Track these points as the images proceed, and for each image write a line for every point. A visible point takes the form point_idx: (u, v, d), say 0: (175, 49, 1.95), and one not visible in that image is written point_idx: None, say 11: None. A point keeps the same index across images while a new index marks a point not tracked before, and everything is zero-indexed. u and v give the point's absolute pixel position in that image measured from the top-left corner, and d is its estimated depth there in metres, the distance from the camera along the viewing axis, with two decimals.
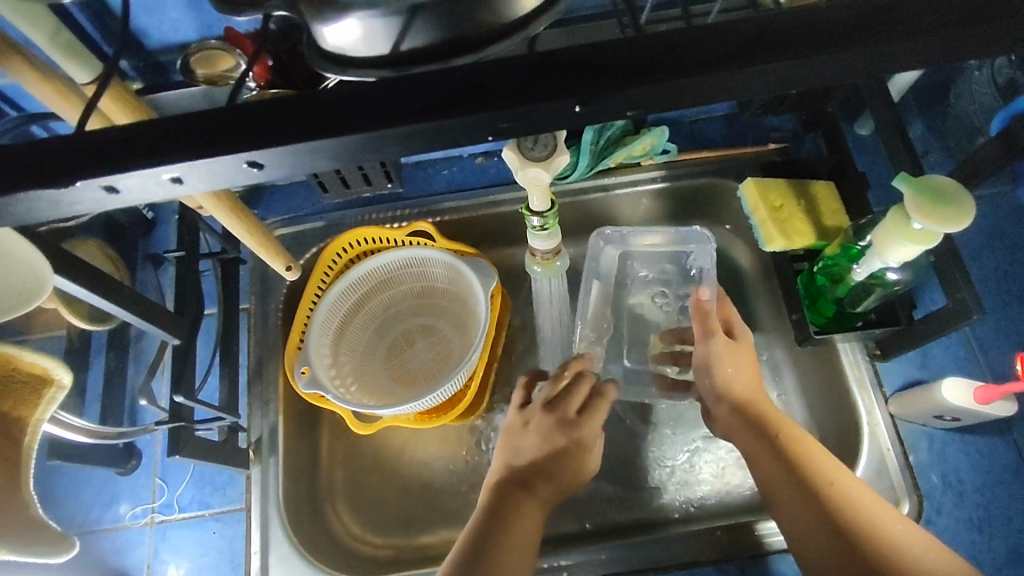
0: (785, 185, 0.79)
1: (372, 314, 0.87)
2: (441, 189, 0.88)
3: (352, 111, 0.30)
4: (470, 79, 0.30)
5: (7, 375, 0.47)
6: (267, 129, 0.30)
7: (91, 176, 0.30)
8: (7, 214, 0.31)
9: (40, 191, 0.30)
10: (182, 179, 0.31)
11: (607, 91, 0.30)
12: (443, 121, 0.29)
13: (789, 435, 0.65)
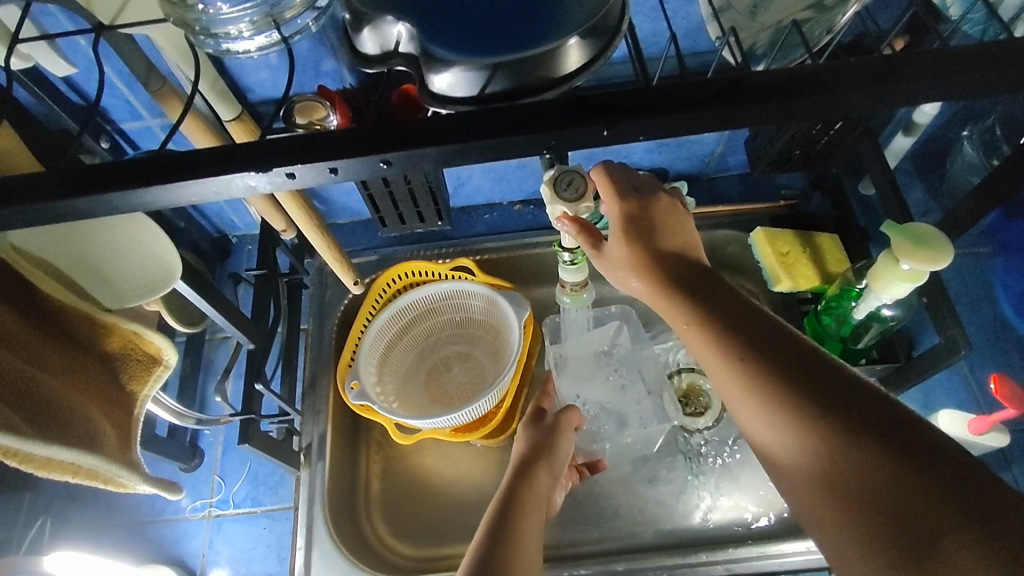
0: (793, 235, 0.87)
1: (415, 340, 0.96)
2: (483, 232, 0.99)
3: (439, 129, 0.37)
4: (528, 110, 0.37)
5: (126, 354, 0.55)
6: (392, 136, 0.37)
7: (269, 166, 0.36)
8: (192, 191, 0.37)
9: (231, 175, 0.37)
10: (335, 172, 0.38)
11: (628, 118, 0.37)
12: (507, 137, 0.36)
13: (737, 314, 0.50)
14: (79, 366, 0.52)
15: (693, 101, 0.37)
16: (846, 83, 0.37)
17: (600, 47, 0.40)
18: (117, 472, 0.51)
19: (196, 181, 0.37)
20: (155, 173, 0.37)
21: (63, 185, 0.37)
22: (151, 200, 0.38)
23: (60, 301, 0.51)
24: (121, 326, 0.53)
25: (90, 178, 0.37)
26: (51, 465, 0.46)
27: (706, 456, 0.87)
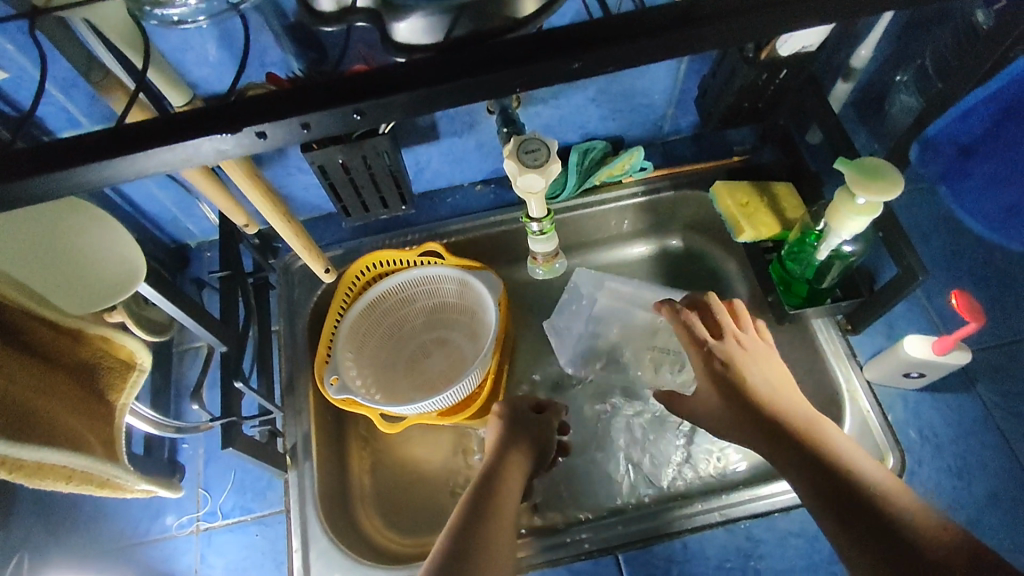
0: (751, 186, 0.90)
1: (391, 330, 0.95)
2: (447, 214, 0.98)
3: (409, 77, 0.37)
4: (495, 51, 0.37)
5: (96, 364, 0.54)
6: (362, 89, 0.37)
7: (240, 126, 0.38)
8: (169, 156, 0.39)
9: (206, 138, 0.38)
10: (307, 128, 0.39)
11: (595, 49, 0.37)
12: (480, 77, 0.37)
13: (755, 401, 0.68)
14: (51, 379, 0.50)
15: (655, 29, 0.38)
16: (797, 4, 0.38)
17: None
18: (112, 472, 0.53)
19: (173, 144, 0.38)
20: (131, 144, 0.38)
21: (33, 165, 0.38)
22: (126, 170, 0.39)
23: (22, 310, 0.48)
24: (88, 331, 0.53)
25: (55, 157, 0.39)
26: (40, 474, 0.47)
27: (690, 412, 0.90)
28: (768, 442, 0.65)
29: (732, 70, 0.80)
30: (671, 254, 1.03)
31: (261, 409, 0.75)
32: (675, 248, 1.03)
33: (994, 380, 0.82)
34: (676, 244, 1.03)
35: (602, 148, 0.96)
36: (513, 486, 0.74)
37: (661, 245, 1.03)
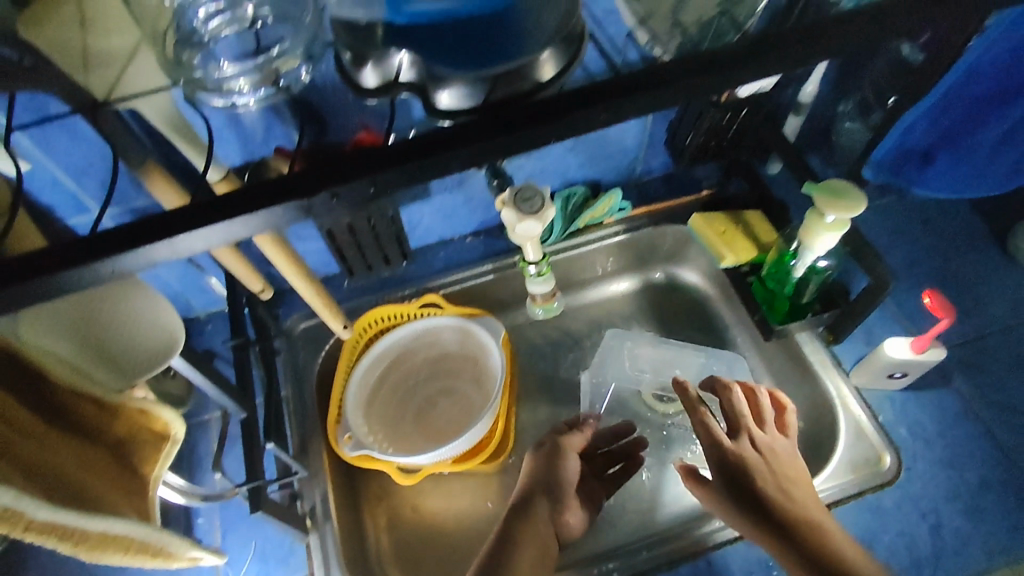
0: (725, 216, 0.97)
1: (397, 384, 0.97)
2: (441, 268, 1.03)
3: (457, 138, 0.42)
4: (531, 109, 0.43)
5: (133, 438, 0.54)
6: (419, 149, 0.41)
7: (318, 189, 0.41)
8: (242, 229, 0.41)
9: (285, 205, 0.40)
10: (373, 187, 0.42)
11: (614, 97, 0.43)
12: (520, 133, 0.42)
13: (765, 499, 0.66)
14: (91, 454, 0.50)
15: (661, 80, 0.44)
16: (771, 55, 0.45)
17: (570, 55, 0.45)
18: (169, 539, 0.53)
19: (252, 214, 0.40)
20: (203, 218, 0.40)
21: (98, 246, 0.39)
22: (198, 244, 0.41)
23: (72, 389, 0.50)
24: (125, 405, 0.53)
25: (89, 247, 0.39)
26: (103, 546, 0.47)
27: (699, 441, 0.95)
28: (781, 543, 0.64)
29: (697, 113, 0.88)
30: (656, 288, 1.10)
31: (290, 466, 0.76)
32: (659, 283, 1.10)
33: (968, 373, 0.88)
34: (659, 277, 1.10)
35: (582, 193, 1.03)
36: (530, 543, 0.74)
37: (645, 279, 1.10)
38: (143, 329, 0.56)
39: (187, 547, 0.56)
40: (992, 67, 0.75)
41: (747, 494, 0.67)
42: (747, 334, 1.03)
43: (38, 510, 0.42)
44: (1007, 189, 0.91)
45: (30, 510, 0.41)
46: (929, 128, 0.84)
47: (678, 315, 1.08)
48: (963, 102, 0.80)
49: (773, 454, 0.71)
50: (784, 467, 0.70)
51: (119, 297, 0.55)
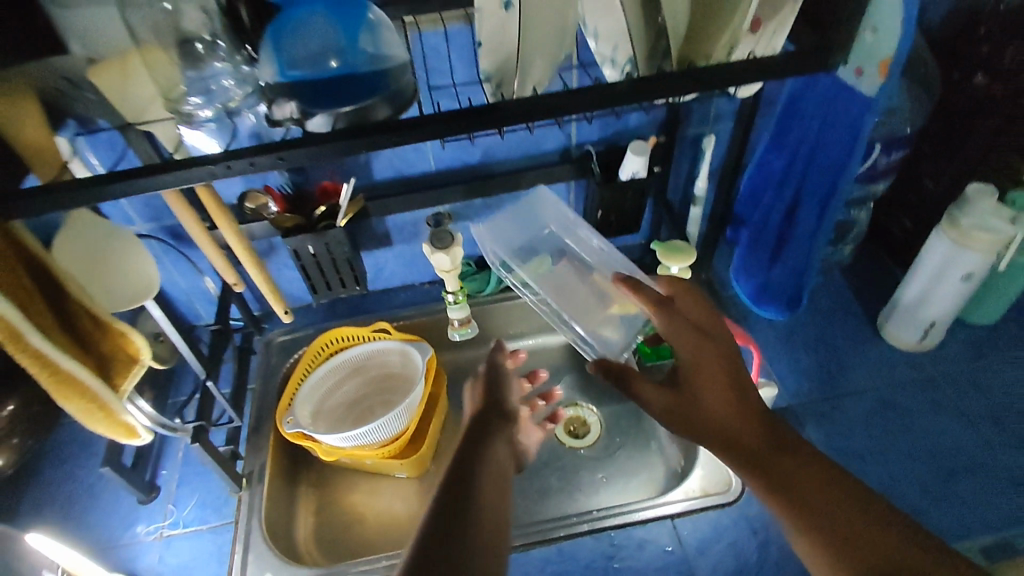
0: None
1: (346, 393, 1.18)
2: (399, 305, 1.27)
3: (306, 142, 0.62)
4: (358, 130, 0.63)
5: (116, 359, 0.78)
6: (281, 147, 0.61)
7: (218, 160, 0.61)
8: (161, 180, 0.61)
9: (195, 170, 0.61)
10: (255, 164, 0.62)
11: (412, 127, 0.63)
12: (342, 139, 0.62)
13: (729, 427, 0.66)
14: (83, 356, 0.73)
15: (452, 114, 0.64)
16: (542, 106, 0.66)
17: (400, 107, 0.66)
18: (118, 407, 0.74)
19: (171, 173, 0.61)
20: (139, 174, 0.61)
21: (69, 187, 0.60)
22: (134, 190, 0.61)
23: (79, 303, 0.73)
24: (113, 326, 0.76)
25: (61, 193, 0.60)
26: (66, 390, 0.69)
27: (592, 470, 1.12)
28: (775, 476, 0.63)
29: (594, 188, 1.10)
30: None
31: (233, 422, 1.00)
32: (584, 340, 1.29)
33: (820, 423, 1.01)
34: None
35: None
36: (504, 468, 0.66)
37: None
38: (133, 278, 0.78)
39: (123, 413, 0.75)
40: (775, 159, 1.01)
41: (711, 422, 0.67)
42: None
43: (34, 335, 0.63)
44: (794, 293, 1.11)
45: (28, 334, 0.63)
46: (745, 210, 1.12)
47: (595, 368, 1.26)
48: (764, 189, 1.06)
49: (717, 363, 0.69)
50: (725, 384, 0.68)
51: (111, 239, 0.77)
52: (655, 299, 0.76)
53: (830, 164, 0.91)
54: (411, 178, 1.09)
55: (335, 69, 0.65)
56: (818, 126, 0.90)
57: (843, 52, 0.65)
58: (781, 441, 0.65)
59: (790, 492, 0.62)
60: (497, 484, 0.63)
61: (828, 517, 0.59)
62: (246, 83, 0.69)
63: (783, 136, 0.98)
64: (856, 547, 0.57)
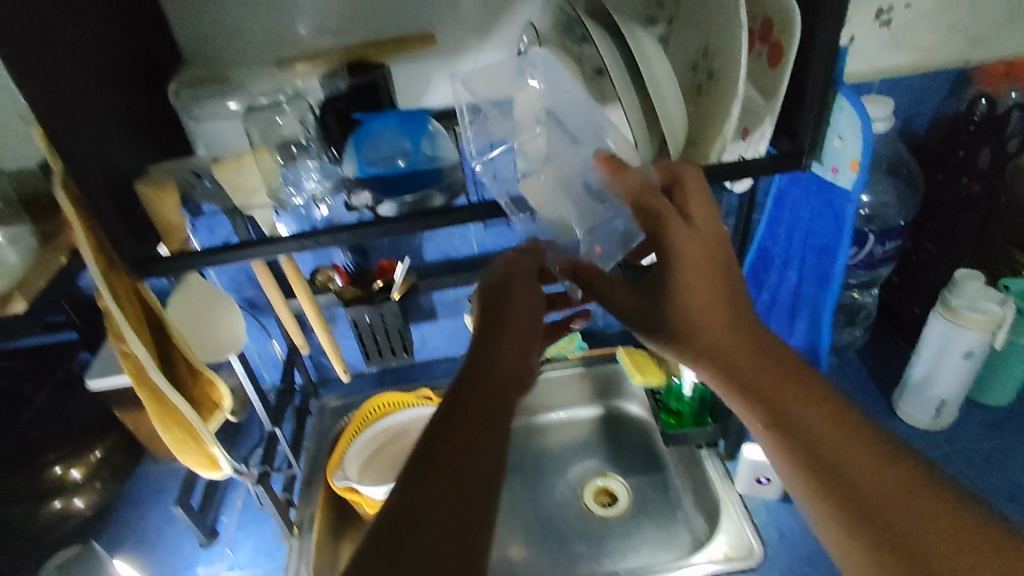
0: (647, 351, 1.21)
1: (388, 454, 1.28)
2: (440, 376, 1.39)
3: (375, 223, 0.78)
4: (416, 214, 0.78)
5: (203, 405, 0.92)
6: (356, 226, 0.77)
7: (305, 237, 0.77)
8: (260, 252, 0.77)
9: (286, 245, 0.77)
10: (334, 240, 0.78)
11: (460, 210, 0.78)
12: (404, 221, 0.78)
13: (711, 324, 0.68)
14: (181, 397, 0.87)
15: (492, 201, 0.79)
16: None
17: (451, 196, 0.83)
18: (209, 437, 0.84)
19: (268, 247, 0.77)
20: (243, 247, 0.77)
21: (190, 257, 0.77)
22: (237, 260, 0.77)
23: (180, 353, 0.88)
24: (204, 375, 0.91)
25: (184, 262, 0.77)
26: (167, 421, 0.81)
27: (618, 536, 1.17)
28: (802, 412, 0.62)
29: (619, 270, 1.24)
30: (612, 417, 1.38)
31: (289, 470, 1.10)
32: (612, 414, 1.38)
33: None
34: (615, 408, 1.38)
35: None
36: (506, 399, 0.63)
37: (603, 409, 1.38)
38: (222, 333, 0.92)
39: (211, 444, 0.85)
40: (773, 247, 1.04)
41: (695, 316, 0.68)
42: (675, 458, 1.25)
43: (155, 371, 0.74)
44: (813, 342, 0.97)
45: (150, 370, 0.75)
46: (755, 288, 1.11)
47: (622, 441, 1.34)
48: (766, 272, 1.07)
49: (707, 291, 0.68)
50: (720, 306, 0.68)
51: (203, 300, 0.91)
52: (647, 207, 0.73)
53: (822, 251, 0.91)
54: (458, 261, 1.26)
55: (402, 167, 0.81)
56: (804, 216, 0.92)
57: (812, 151, 0.79)
58: (756, 347, 0.66)
59: (766, 398, 0.63)
60: (485, 428, 0.61)
61: (795, 422, 0.61)
62: (330, 176, 0.86)
63: (778, 227, 1.00)
64: (819, 454, 0.59)
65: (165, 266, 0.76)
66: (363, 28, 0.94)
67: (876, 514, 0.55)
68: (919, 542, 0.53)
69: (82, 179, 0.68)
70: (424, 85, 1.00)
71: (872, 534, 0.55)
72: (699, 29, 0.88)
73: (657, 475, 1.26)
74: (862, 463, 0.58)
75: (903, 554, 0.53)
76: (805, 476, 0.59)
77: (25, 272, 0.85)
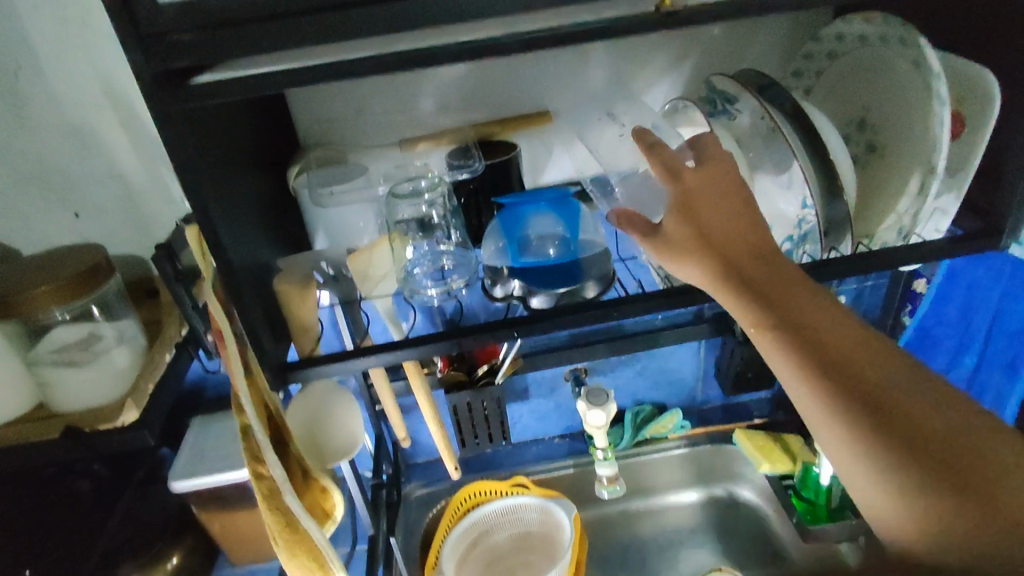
0: (765, 435, 1.18)
1: (484, 552, 1.17)
2: (531, 459, 1.28)
3: (537, 319, 0.70)
4: (580, 307, 0.71)
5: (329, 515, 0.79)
6: (517, 323, 0.70)
7: (463, 336, 0.70)
8: (406, 351, 0.70)
9: (440, 342, 0.70)
10: (495, 338, 0.70)
11: (628, 302, 0.70)
12: (571, 315, 0.70)
13: (717, 224, 0.61)
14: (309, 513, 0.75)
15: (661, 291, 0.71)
16: None
17: (604, 287, 0.76)
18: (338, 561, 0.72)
19: (421, 346, 0.70)
20: (393, 348, 0.70)
21: (327, 357, 0.70)
22: (379, 360, 0.70)
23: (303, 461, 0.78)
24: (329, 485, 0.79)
25: (322, 361, 0.70)
26: (294, 545, 0.70)
27: None
28: (806, 320, 0.56)
29: (733, 347, 1.15)
30: (718, 503, 1.26)
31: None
32: (721, 498, 1.27)
33: None
34: (721, 492, 1.26)
35: (650, 410, 1.26)
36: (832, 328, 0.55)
37: (708, 493, 1.27)
38: (338, 435, 0.84)
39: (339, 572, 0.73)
40: (937, 327, 0.95)
41: (702, 219, 0.62)
42: (802, 552, 1.13)
43: (292, 496, 0.65)
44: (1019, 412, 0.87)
45: (284, 494, 0.65)
46: None
47: (734, 530, 1.23)
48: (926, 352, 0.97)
49: (706, 203, 0.62)
50: (721, 207, 0.62)
51: (321, 398, 0.84)
52: (665, 163, 0.64)
53: (1014, 331, 0.83)
54: (557, 339, 1.16)
55: (554, 257, 0.76)
56: (997, 296, 0.85)
57: (1010, 232, 0.72)
58: (760, 250, 0.60)
59: (773, 296, 0.57)
60: (852, 365, 0.54)
61: (805, 323, 0.55)
62: (466, 266, 0.83)
63: (945, 305, 0.92)
64: (836, 358, 0.54)
65: (304, 366, 0.69)
66: (487, 99, 0.88)
67: (917, 430, 0.50)
68: (942, 436, 0.49)
69: (231, 284, 0.62)
70: (545, 160, 0.94)
71: (926, 458, 0.49)
72: (855, 95, 0.81)
73: (782, 571, 1.15)
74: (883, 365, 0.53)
75: (926, 453, 0.49)
76: (815, 379, 0.53)
77: (135, 377, 0.77)
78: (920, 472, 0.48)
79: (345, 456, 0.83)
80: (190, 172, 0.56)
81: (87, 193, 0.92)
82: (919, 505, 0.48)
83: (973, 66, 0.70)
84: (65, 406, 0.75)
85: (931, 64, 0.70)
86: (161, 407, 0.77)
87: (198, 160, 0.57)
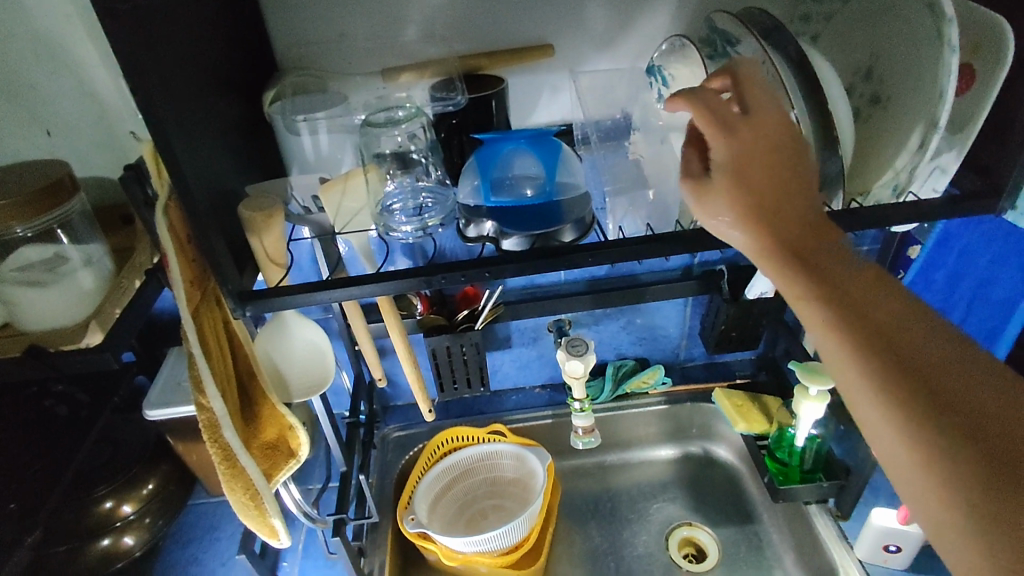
0: (742, 395, 1.19)
1: (457, 494, 1.18)
2: (510, 407, 1.28)
3: (509, 261, 0.67)
4: (556, 252, 0.68)
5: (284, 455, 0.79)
6: (490, 265, 0.67)
7: (430, 274, 0.68)
8: (370, 285, 0.68)
9: (404, 279, 0.68)
10: (463, 277, 0.68)
11: (606, 248, 0.68)
12: (545, 259, 0.67)
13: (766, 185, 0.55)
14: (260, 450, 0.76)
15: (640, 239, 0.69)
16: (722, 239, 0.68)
17: (581, 232, 0.73)
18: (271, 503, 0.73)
19: (385, 281, 0.68)
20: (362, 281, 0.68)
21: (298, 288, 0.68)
22: (350, 293, 0.68)
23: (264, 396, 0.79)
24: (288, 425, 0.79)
25: (290, 292, 0.67)
26: (233, 479, 0.71)
27: None
28: (847, 282, 0.52)
29: (717, 307, 1.13)
30: (694, 460, 1.27)
31: (368, 513, 1.02)
32: (697, 455, 1.27)
33: None
34: (698, 450, 1.28)
35: (631, 365, 1.25)
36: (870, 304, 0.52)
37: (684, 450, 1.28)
38: (304, 373, 0.84)
39: (271, 514, 0.74)
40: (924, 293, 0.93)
41: (748, 179, 0.56)
42: (772, 511, 1.16)
43: (229, 430, 0.66)
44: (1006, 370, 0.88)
45: (224, 428, 0.66)
46: None
47: (707, 486, 1.24)
48: None
49: (761, 156, 0.56)
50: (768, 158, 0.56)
51: (282, 328, 0.83)
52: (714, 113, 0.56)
53: (1003, 300, 0.83)
54: (542, 288, 1.14)
55: (531, 198, 0.73)
56: (988, 262, 0.83)
57: (1010, 194, 0.70)
58: (797, 207, 0.55)
59: (818, 269, 0.53)
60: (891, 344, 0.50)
61: (851, 296, 0.52)
62: (443, 204, 0.80)
63: (935, 272, 0.90)
64: (886, 337, 0.50)
65: (269, 295, 0.67)
66: (474, 29, 0.83)
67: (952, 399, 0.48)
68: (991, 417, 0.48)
69: (189, 205, 0.59)
70: (534, 101, 0.90)
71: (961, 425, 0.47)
72: (864, 43, 0.77)
73: (750, 527, 1.16)
74: (932, 342, 0.51)
75: (959, 425, 0.47)
76: (862, 361, 0.50)
77: (102, 300, 0.76)
78: (970, 470, 0.46)
79: (313, 394, 0.84)
80: (141, 81, 0.52)
81: (53, 108, 0.88)
82: (967, 503, 0.45)
83: (988, 14, 0.66)
84: (30, 324, 0.74)
85: (946, 8, 0.65)
86: (126, 332, 0.76)
87: (152, 70, 0.54)
